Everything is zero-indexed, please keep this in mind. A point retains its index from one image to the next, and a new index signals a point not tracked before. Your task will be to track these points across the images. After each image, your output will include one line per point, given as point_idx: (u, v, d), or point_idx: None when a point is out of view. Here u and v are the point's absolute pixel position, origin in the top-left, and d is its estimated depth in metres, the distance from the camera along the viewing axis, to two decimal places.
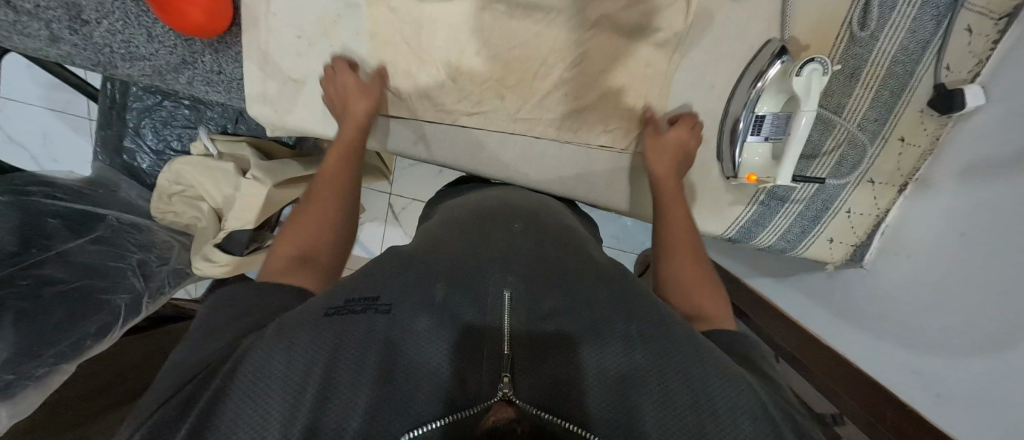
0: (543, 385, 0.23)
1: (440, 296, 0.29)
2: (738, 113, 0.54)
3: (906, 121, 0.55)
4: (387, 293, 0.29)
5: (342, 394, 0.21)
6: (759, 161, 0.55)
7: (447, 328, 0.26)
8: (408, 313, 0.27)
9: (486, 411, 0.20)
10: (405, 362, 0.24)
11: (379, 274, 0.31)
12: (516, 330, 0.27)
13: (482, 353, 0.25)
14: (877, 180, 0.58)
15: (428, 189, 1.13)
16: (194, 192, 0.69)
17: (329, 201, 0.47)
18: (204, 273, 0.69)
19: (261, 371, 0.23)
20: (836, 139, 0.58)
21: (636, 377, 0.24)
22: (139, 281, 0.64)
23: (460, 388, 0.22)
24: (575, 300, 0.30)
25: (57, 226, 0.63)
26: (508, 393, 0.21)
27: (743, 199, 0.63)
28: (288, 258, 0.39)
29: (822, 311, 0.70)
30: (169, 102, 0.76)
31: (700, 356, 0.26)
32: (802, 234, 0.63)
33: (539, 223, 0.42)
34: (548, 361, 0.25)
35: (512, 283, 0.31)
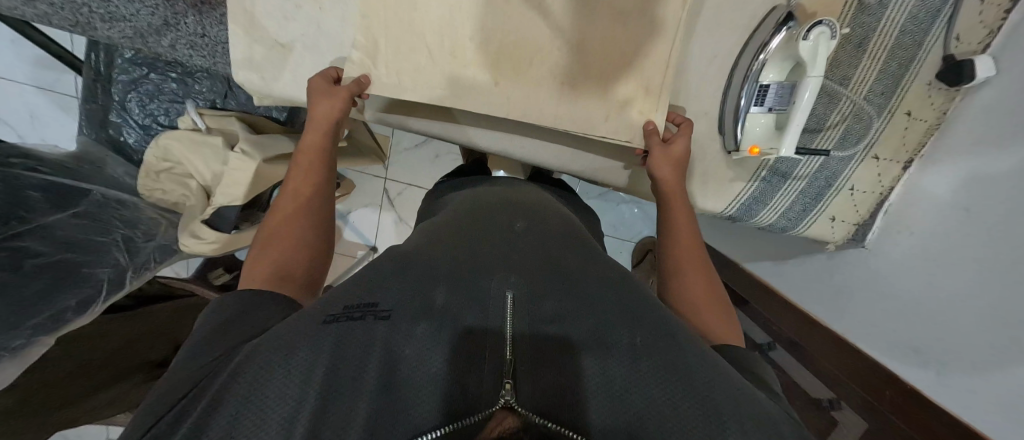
0: (549, 389, 0.22)
1: (438, 304, 0.27)
2: (740, 87, 0.53)
3: (913, 96, 0.53)
4: (389, 298, 0.27)
5: (339, 405, 0.21)
6: (760, 131, 0.54)
7: (445, 336, 0.25)
8: (408, 321, 0.26)
9: (487, 420, 0.19)
10: (402, 375, 0.23)
11: (369, 278, 0.29)
12: (517, 332, 0.26)
13: (483, 359, 0.24)
14: (883, 155, 0.57)
15: (426, 174, 1.11)
16: (182, 169, 0.67)
17: (306, 211, 0.44)
18: (194, 252, 0.66)
19: (254, 386, 0.21)
20: (841, 113, 0.55)
21: (644, 387, 0.23)
22: (123, 257, 0.62)
23: (460, 395, 0.21)
24: (581, 305, 0.29)
25: (38, 199, 0.59)
26: (510, 400, 0.20)
27: (745, 175, 0.60)
28: (269, 272, 0.37)
29: (821, 294, 0.70)
30: (156, 75, 0.73)
31: (709, 365, 0.25)
32: (802, 213, 0.61)
33: (542, 221, 0.41)
34: (553, 366, 0.24)
35: (515, 283, 0.29)
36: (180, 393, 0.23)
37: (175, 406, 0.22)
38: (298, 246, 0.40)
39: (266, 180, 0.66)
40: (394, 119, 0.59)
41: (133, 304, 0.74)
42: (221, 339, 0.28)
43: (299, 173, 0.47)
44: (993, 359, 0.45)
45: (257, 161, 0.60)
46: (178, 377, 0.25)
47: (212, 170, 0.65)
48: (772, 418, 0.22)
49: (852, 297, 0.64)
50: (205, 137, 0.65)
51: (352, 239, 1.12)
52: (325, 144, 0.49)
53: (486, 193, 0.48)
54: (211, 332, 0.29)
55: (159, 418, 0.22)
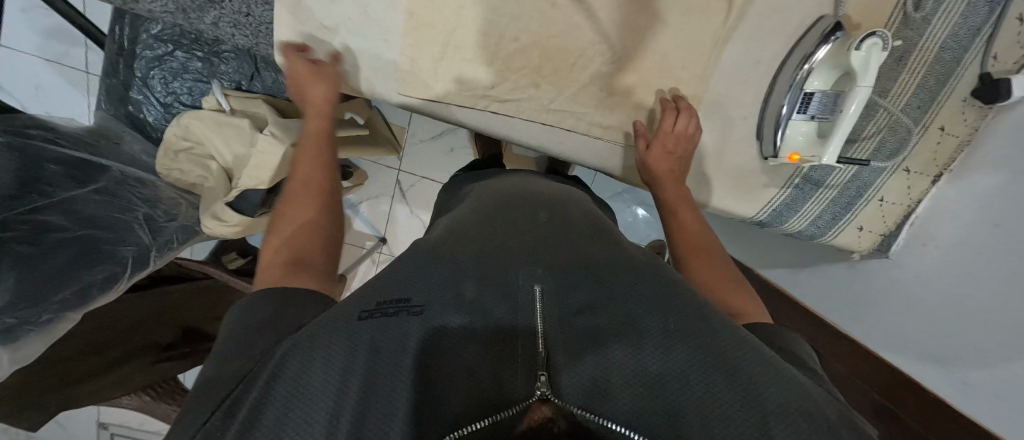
0: (585, 380, 0.22)
1: (468, 298, 0.28)
2: (782, 95, 0.53)
3: (946, 111, 0.53)
4: (418, 293, 0.28)
5: (380, 401, 0.21)
6: (802, 139, 0.54)
7: (477, 332, 0.25)
8: (440, 316, 0.26)
9: (525, 411, 0.20)
10: (439, 369, 0.23)
11: (400, 274, 0.30)
12: (549, 329, 0.26)
13: (518, 355, 0.24)
14: (913, 168, 0.56)
15: (439, 167, 1.11)
16: (201, 149, 0.67)
17: (317, 198, 0.44)
18: (215, 233, 0.67)
19: (298, 384, 0.22)
20: (877, 124, 0.55)
21: (688, 377, 0.23)
22: (146, 235, 0.62)
23: (500, 388, 0.22)
24: (615, 300, 0.28)
25: (56, 172, 0.58)
26: (547, 393, 0.21)
27: (779, 181, 0.60)
28: (291, 262, 0.36)
29: (837, 296, 0.73)
30: (181, 52, 0.73)
31: (751, 355, 0.24)
32: (832, 221, 0.61)
33: (565, 213, 0.41)
34: (586, 353, 0.24)
35: (541, 278, 0.30)
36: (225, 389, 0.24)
37: (221, 403, 0.23)
38: (311, 240, 0.40)
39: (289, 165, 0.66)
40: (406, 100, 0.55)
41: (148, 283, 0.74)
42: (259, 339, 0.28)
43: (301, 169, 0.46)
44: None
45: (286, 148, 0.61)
46: (220, 372, 0.26)
47: (234, 151, 0.65)
48: (815, 405, 0.21)
49: (885, 303, 0.65)
50: (230, 118, 0.65)
51: (364, 230, 1.15)
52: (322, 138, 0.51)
53: (506, 184, 0.49)
54: (240, 333, 0.29)
55: (206, 417, 0.22)
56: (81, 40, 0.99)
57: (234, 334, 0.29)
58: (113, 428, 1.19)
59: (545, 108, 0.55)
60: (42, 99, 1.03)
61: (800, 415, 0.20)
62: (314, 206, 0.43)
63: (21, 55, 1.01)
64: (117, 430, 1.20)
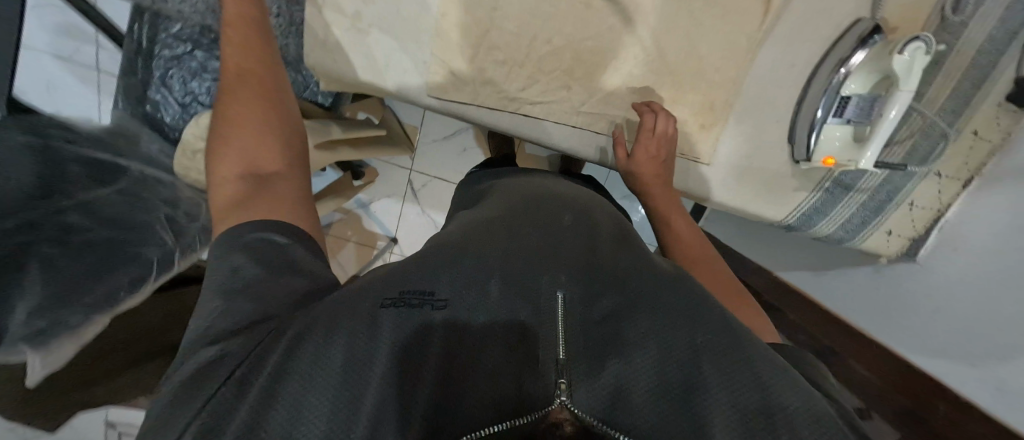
0: (607, 387, 0.22)
1: (492, 297, 0.27)
2: (817, 97, 0.52)
3: (979, 117, 0.51)
4: (443, 287, 0.27)
5: (398, 398, 0.21)
6: (837, 144, 0.52)
7: (499, 329, 0.25)
8: (464, 312, 0.26)
9: (544, 419, 0.19)
10: (457, 371, 0.23)
11: (427, 265, 0.29)
12: (570, 326, 0.26)
13: (541, 356, 0.24)
14: (944, 173, 0.54)
15: (451, 168, 1.11)
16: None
17: (258, 113, 0.37)
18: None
19: (317, 371, 0.21)
20: (910, 128, 0.53)
21: (709, 389, 0.23)
22: (171, 239, 0.62)
23: (519, 393, 0.21)
24: (643, 302, 0.28)
25: (79, 173, 0.58)
26: (566, 402, 0.20)
27: (808, 185, 0.58)
28: (246, 192, 0.32)
29: (868, 306, 0.69)
30: (200, 52, 0.74)
31: (781, 376, 0.23)
32: (862, 225, 0.58)
33: (589, 216, 0.40)
34: (609, 358, 0.24)
35: (565, 283, 0.28)
36: (230, 362, 0.22)
37: (226, 379, 0.22)
38: (268, 155, 0.35)
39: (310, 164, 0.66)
40: (434, 102, 0.56)
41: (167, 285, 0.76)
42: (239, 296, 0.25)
43: (231, 72, 0.40)
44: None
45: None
46: (206, 328, 0.24)
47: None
48: (835, 420, 0.21)
49: (914, 311, 0.62)
50: None
51: (375, 230, 1.16)
52: (260, 39, 0.45)
53: (523, 184, 0.49)
54: (220, 292, 0.26)
55: (210, 388, 0.21)
56: (92, 37, 1.02)
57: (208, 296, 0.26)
58: (122, 427, 1.21)
59: (577, 110, 0.57)
60: (52, 95, 1.05)
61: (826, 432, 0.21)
62: (263, 111, 0.37)
63: (31, 52, 1.03)
64: (126, 428, 1.22)
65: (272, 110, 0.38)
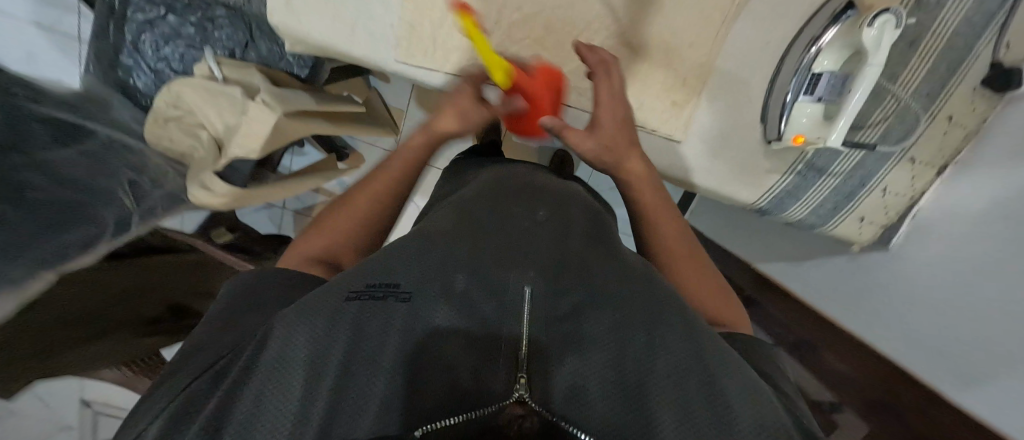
0: (566, 384, 0.23)
1: (456, 290, 0.27)
2: (789, 76, 0.50)
3: (956, 100, 0.49)
4: (408, 280, 0.27)
5: (357, 387, 0.21)
6: (806, 122, 0.50)
7: (461, 324, 0.25)
8: (427, 311, 0.25)
9: (500, 413, 0.21)
10: (420, 366, 0.23)
11: (400, 252, 0.29)
12: (533, 328, 0.26)
13: (500, 357, 0.24)
14: (919, 159, 0.53)
15: (436, 154, 1.09)
16: (194, 119, 0.62)
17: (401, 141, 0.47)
18: (200, 202, 0.63)
19: (286, 357, 0.21)
20: (885, 111, 0.50)
21: (665, 385, 0.23)
22: (130, 199, 0.62)
23: (478, 392, 0.22)
24: (608, 301, 0.28)
25: (40, 133, 0.56)
26: (521, 393, 0.22)
27: (780, 167, 0.55)
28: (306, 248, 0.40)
29: (842, 295, 0.72)
30: (174, 17, 0.70)
31: (733, 371, 0.24)
32: (834, 210, 0.56)
33: (567, 209, 0.40)
34: (568, 356, 0.25)
35: (532, 278, 0.29)
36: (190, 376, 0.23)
37: (208, 368, 0.23)
38: (369, 185, 0.44)
39: (278, 135, 0.61)
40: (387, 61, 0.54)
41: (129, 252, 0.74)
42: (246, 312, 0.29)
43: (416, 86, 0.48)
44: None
45: (278, 114, 0.57)
46: (204, 339, 0.27)
47: (227, 122, 0.60)
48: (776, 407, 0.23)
49: (882, 293, 0.66)
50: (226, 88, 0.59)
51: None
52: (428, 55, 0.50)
53: (513, 174, 0.47)
54: (243, 286, 0.32)
55: (191, 381, 0.22)
56: (73, 7, 0.95)
57: (234, 293, 0.32)
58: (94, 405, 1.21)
59: None
60: (34, 67, 1.02)
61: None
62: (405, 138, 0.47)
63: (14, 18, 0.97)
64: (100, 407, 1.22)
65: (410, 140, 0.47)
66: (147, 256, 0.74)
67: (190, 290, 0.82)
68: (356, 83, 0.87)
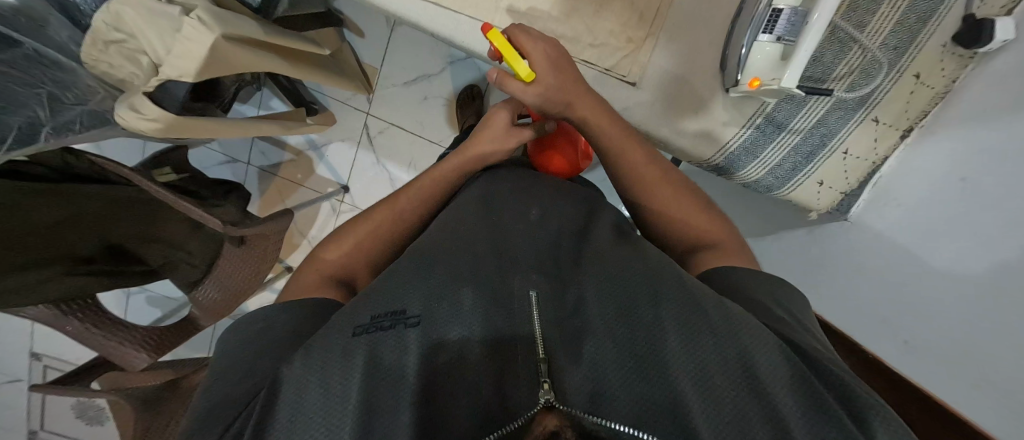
0: (586, 383, 0.24)
1: (465, 307, 0.29)
2: (750, 20, 0.46)
3: (926, 57, 0.50)
4: (413, 305, 0.29)
5: (385, 413, 0.22)
6: (761, 63, 0.46)
7: (473, 337, 0.27)
8: (439, 329, 0.27)
9: (532, 422, 0.21)
10: (443, 377, 0.25)
11: (387, 287, 0.30)
12: (544, 321, 0.29)
13: (517, 356, 0.26)
14: (883, 119, 0.55)
15: (409, 117, 1.03)
16: (136, 44, 0.46)
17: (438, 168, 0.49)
18: (132, 128, 0.50)
19: (309, 405, 0.23)
20: (849, 64, 0.50)
21: (683, 366, 0.24)
22: (45, 111, 0.51)
23: (499, 398, 0.23)
24: (608, 288, 0.31)
25: None
26: (551, 400, 0.22)
27: (739, 120, 0.54)
28: (312, 279, 0.38)
29: (794, 269, 0.73)
30: None
31: (741, 328, 0.25)
32: (792, 171, 0.58)
33: (556, 206, 0.42)
34: (584, 345, 0.27)
35: (538, 283, 0.31)
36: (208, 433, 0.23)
37: (229, 426, 0.23)
38: (402, 206, 0.46)
39: (222, 67, 0.50)
40: None
41: (50, 176, 0.68)
42: (250, 349, 0.29)
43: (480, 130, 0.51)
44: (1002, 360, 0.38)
45: (219, 35, 0.43)
46: (214, 382, 0.27)
47: (169, 48, 0.45)
48: (799, 364, 0.23)
49: (833, 268, 0.65)
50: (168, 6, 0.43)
51: (326, 176, 1.11)
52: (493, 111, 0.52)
53: (511, 181, 0.46)
54: (258, 316, 0.32)
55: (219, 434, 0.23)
56: None
57: (243, 327, 0.32)
58: (45, 360, 1.20)
59: None
60: None
61: (819, 427, 0.20)
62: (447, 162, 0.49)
63: None
64: (50, 362, 1.20)
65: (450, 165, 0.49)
66: (76, 184, 0.67)
67: (138, 237, 0.79)
68: (327, 34, 0.82)
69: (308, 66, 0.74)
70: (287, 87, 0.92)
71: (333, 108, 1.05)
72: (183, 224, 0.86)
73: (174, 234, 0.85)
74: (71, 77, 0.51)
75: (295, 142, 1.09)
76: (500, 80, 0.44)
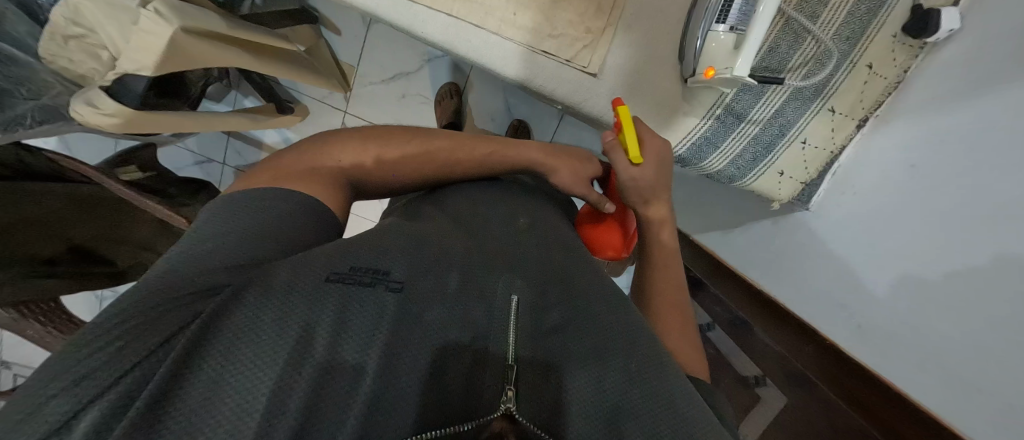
0: (545, 403, 0.24)
1: (450, 289, 0.30)
2: (703, 15, 0.46)
3: (877, 47, 0.53)
4: (397, 271, 0.29)
5: (330, 400, 0.22)
6: (715, 49, 0.45)
7: (451, 328, 0.27)
8: (417, 295, 0.28)
9: (482, 428, 0.19)
10: (401, 358, 0.24)
11: (374, 246, 0.31)
12: (519, 325, 0.28)
13: (488, 366, 0.25)
14: (838, 109, 0.56)
15: (388, 115, 1.02)
16: (96, 39, 0.45)
17: (485, 142, 0.48)
18: (88, 123, 0.48)
19: (250, 364, 0.22)
20: (804, 55, 0.51)
21: (641, 427, 0.24)
22: None
23: (466, 406, 0.22)
24: (604, 333, 0.30)
25: None
26: (511, 408, 0.20)
27: (700, 111, 0.53)
28: (324, 176, 0.38)
29: (759, 253, 0.77)
30: None
31: (698, 417, 0.26)
32: (753, 162, 0.57)
33: (542, 217, 0.45)
34: (552, 371, 0.26)
35: (518, 288, 0.31)
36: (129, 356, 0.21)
37: (161, 344, 0.22)
38: (436, 151, 0.45)
39: (185, 62, 0.49)
40: None
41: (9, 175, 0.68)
42: (190, 256, 0.26)
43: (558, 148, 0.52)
44: (979, 341, 0.41)
45: (177, 28, 0.42)
46: (164, 273, 0.25)
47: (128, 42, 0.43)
48: None
49: (797, 263, 0.68)
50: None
51: None
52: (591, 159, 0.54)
53: (489, 187, 0.48)
54: (259, 200, 0.32)
55: (137, 364, 0.21)
56: None
57: (206, 226, 0.29)
58: (15, 368, 1.15)
59: (498, 30, 0.50)
60: None
61: None
62: (495, 143, 0.49)
63: None
64: (20, 369, 1.15)
65: (492, 146, 0.48)
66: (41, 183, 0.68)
67: (104, 237, 0.76)
68: (303, 33, 0.82)
69: (280, 60, 0.72)
70: (260, 85, 0.89)
71: (308, 105, 1.03)
72: (153, 225, 0.82)
73: (146, 235, 0.82)
74: (26, 72, 0.49)
75: (271, 140, 1.07)
76: (609, 144, 0.48)
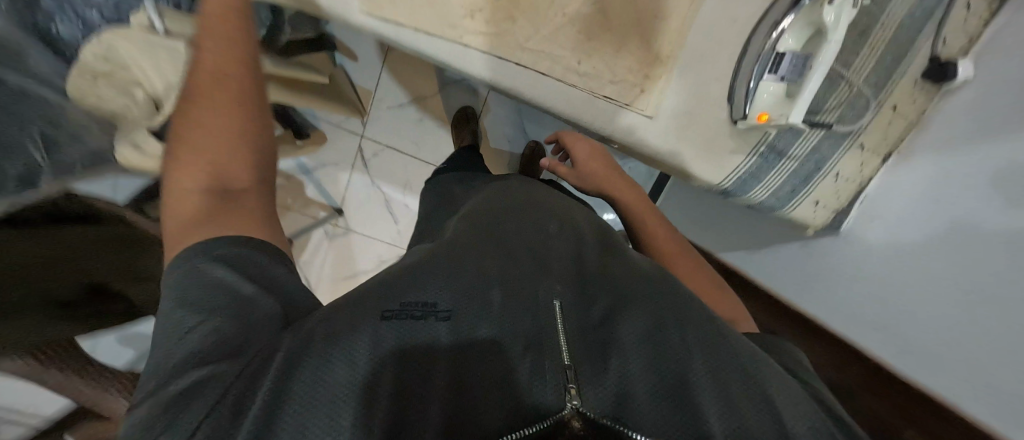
0: (610, 391, 0.24)
1: (496, 304, 0.29)
2: (751, 66, 0.47)
3: (901, 89, 0.55)
4: (443, 299, 0.29)
5: (408, 419, 0.22)
6: (767, 99, 0.48)
7: (505, 338, 0.27)
8: (465, 320, 0.28)
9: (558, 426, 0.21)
10: (465, 381, 0.25)
11: (415, 272, 0.32)
12: (569, 329, 0.28)
13: (545, 365, 0.25)
14: (867, 145, 0.58)
15: (406, 138, 1.05)
16: (127, 74, 0.48)
17: (225, 76, 0.36)
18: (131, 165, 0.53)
19: (318, 395, 0.22)
20: (839, 98, 0.52)
21: (713, 395, 0.25)
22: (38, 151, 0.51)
23: (532, 406, 0.23)
24: (654, 325, 0.29)
25: None
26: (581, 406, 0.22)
27: (744, 148, 0.54)
28: (216, 222, 0.29)
29: (792, 277, 0.78)
30: None
31: (769, 374, 0.27)
32: (792, 194, 0.58)
33: (576, 226, 0.44)
34: (610, 361, 0.26)
35: (562, 293, 0.31)
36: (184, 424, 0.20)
37: (217, 402, 0.21)
38: (214, 121, 0.33)
39: None
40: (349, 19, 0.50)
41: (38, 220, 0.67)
42: (193, 328, 0.24)
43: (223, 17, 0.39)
44: None
45: None
46: (166, 353, 0.24)
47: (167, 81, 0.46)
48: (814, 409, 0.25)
49: (841, 279, 0.69)
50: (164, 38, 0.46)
51: (319, 200, 1.12)
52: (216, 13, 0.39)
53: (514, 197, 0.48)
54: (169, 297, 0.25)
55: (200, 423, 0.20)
56: None
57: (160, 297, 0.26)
58: None
59: (521, 45, 0.50)
60: None
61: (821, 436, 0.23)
62: (218, 68, 0.36)
63: None
64: None
65: (229, 70, 0.36)
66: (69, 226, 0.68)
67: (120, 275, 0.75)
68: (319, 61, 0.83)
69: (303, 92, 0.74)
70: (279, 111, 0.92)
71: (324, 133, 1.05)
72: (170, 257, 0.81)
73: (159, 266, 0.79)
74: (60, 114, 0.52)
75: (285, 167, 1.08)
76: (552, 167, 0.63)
